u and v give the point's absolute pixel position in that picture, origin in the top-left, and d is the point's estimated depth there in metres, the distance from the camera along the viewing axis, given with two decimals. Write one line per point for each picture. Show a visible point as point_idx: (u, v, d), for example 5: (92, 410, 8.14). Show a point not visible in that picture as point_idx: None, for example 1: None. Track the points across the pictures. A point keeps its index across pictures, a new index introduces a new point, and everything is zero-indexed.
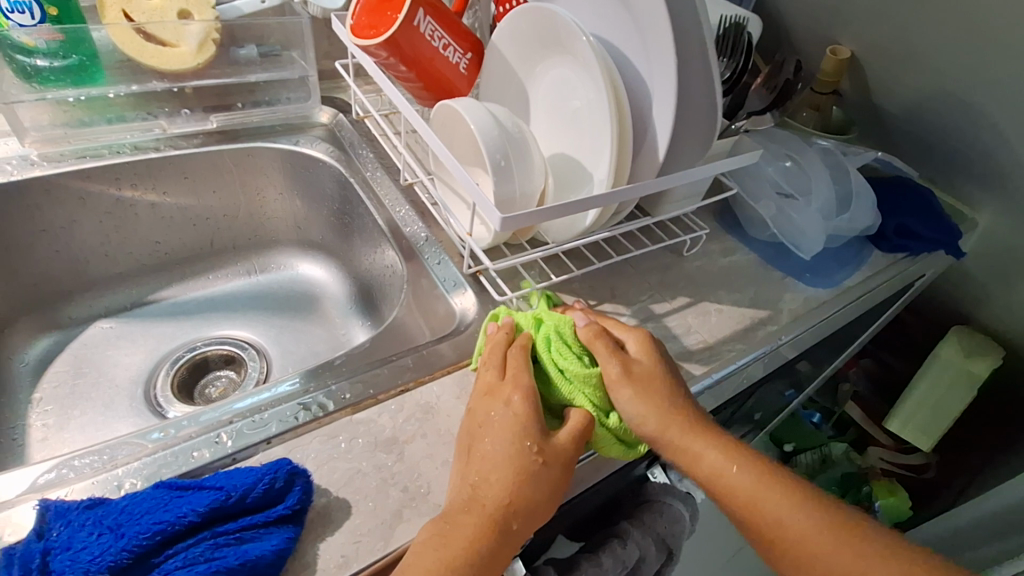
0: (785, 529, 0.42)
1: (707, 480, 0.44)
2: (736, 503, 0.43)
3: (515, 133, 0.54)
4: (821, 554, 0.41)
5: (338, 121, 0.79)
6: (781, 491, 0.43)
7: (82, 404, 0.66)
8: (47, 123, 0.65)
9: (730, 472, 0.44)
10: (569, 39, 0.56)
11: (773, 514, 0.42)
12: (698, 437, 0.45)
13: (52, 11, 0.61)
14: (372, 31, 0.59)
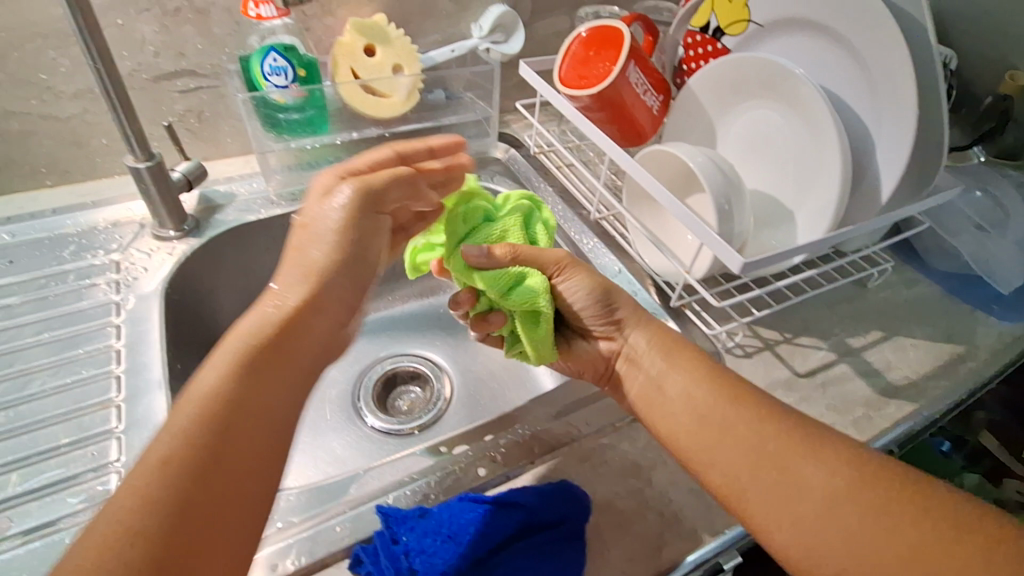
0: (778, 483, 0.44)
1: (691, 403, 0.49)
2: (688, 429, 0.48)
3: (733, 177, 0.57)
4: (729, 450, 0.46)
5: (512, 156, 0.85)
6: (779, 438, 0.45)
7: (307, 414, 0.76)
8: (281, 167, 0.74)
9: (702, 388, 0.49)
10: (787, 85, 0.59)
11: (731, 426, 0.47)
12: (672, 354, 0.52)
13: (300, 72, 0.68)
14: (584, 80, 0.63)
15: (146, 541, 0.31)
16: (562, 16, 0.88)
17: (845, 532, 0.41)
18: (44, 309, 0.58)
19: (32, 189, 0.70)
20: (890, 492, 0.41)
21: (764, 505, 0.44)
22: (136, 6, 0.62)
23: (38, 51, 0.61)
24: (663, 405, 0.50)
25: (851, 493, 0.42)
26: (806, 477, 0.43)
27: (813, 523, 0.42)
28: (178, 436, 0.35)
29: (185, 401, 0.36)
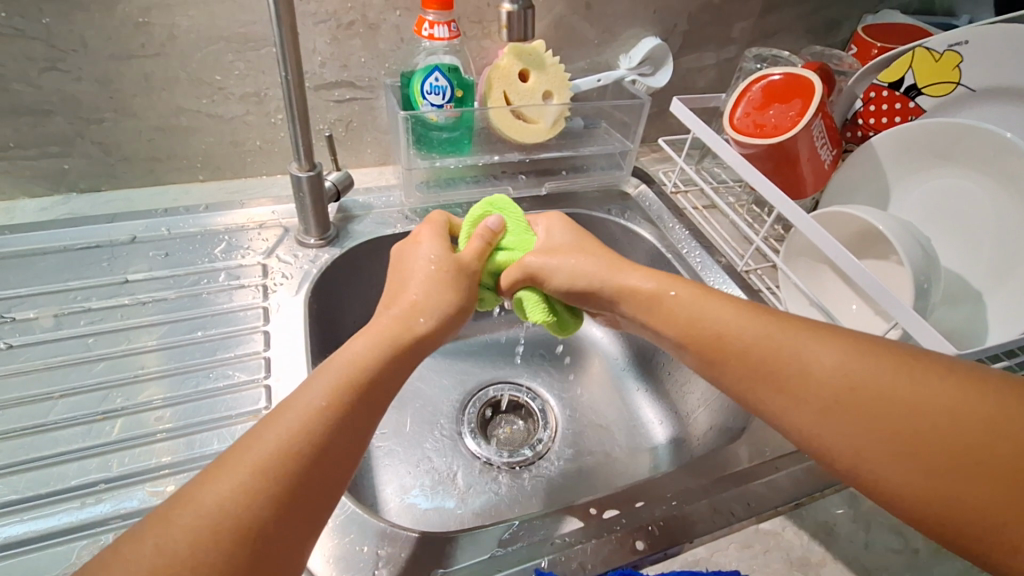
0: (818, 371, 0.41)
1: (699, 325, 0.47)
2: (713, 362, 0.46)
3: (931, 254, 0.53)
4: (747, 371, 0.44)
5: (642, 192, 0.82)
6: (796, 334, 0.44)
7: (408, 434, 0.72)
8: (420, 183, 0.74)
9: (729, 316, 0.46)
10: (1000, 158, 0.55)
11: (748, 343, 0.44)
12: (709, 292, 0.49)
13: (457, 92, 0.67)
14: (760, 130, 0.60)
15: (196, 529, 0.32)
16: (711, 53, 0.83)
17: (879, 419, 0.39)
18: (196, 307, 0.59)
19: (185, 182, 0.72)
20: (901, 371, 0.39)
21: (787, 398, 0.42)
22: (315, 17, 0.63)
23: (219, 53, 0.63)
24: (690, 318, 0.48)
25: (860, 365, 0.40)
26: (819, 361, 0.42)
27: (856, 435, 0.39)
28: (267, 443, 0.35)
29: (291, 408, 0.37)
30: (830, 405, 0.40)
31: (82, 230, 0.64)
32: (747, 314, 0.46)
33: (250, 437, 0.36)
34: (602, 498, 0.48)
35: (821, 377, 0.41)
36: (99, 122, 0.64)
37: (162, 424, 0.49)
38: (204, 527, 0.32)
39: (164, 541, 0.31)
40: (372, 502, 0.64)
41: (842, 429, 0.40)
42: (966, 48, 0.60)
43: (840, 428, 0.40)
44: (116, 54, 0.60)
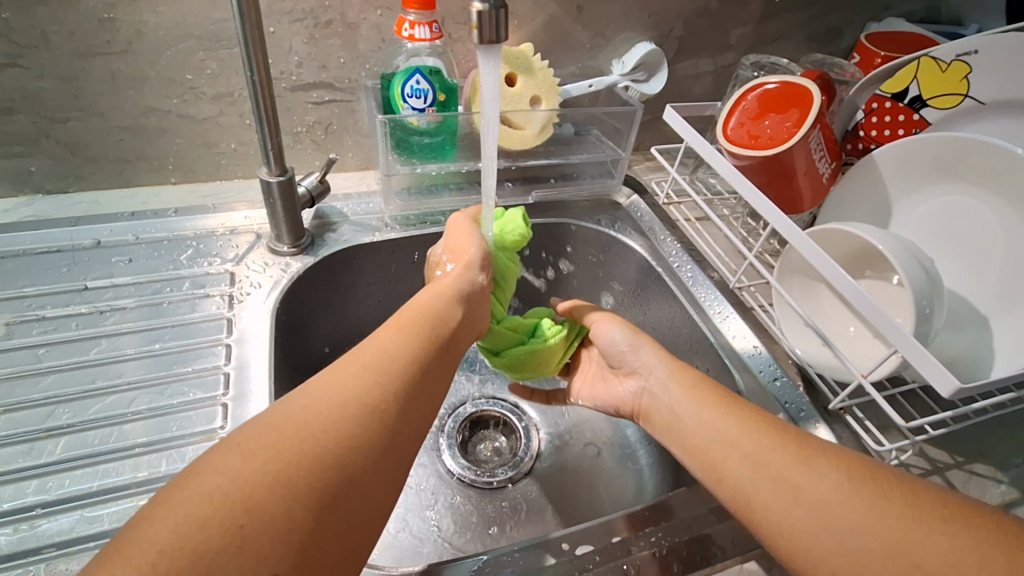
0: (804, 489, 0.38)
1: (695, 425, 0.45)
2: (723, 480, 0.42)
3: (934, 277, 0.50)
4: (772, 503, 0.39)
5: (634, 202, 0.79)
6: (787, 448, 0.41)
7: None
8: (401, 191, 0.71)
9: (728, 424, 0.43)
10: (1011, 174, 0.51)
11: (759, 460, 0.41)
12: (711, 399, 0.46)
13: (441, 96, 0.64)
14: (754, 141, 0.57)
15: (272, 442, 0.34)
16: (708, 59, 0.80)
17: (874, 553, 0.35)
18: (158, 317, 0.56)
19: (156, 184, 0.69)
20: (900, 503, 0.36)
21: (777, 524, 0.38)
22: (290, 15, 0.60)
23: (190, 51, 0.60)
24: (696, 435, 0.44)
25: (860, 497, 0.37)
26: (811, 483, 0.38)
27: (852, 569, 0.35)
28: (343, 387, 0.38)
29: (409, 308, 0.45)
30: (819, 528, 0.37)
31: (45, 233, 0.62)
32: (720, 411, 0.45)
33: (342, 380, 0.38)
34: (578, 533, 0.45)
35: (814, 508, 0.37)
36: (64, 122, 0.61)
37: (138, 437, 0.47)
38: (269, 456, 0.33)
39: (190, 504, 0.31)
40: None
41: (828, 558, 0.36)
42: (975, 58, 0.57)
43: (831, 561, 0.36)
44: (79, 51, 0.57)
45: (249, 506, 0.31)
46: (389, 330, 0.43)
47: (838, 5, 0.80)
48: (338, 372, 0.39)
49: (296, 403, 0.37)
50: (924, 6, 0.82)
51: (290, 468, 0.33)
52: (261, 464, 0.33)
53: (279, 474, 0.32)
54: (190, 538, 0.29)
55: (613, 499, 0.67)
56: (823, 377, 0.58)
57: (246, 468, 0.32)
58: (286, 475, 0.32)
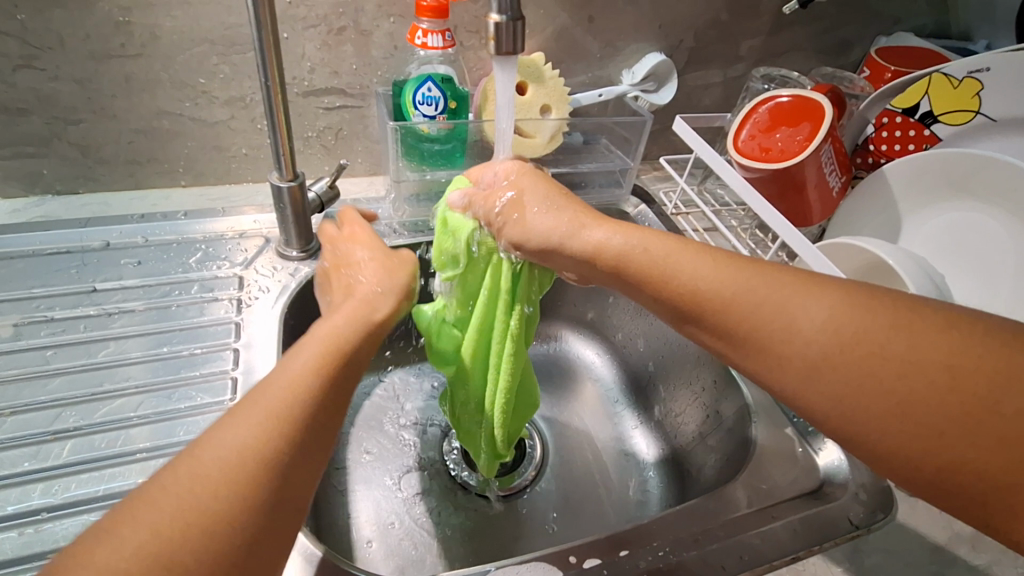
0: (786, 321, 0.37)
1: (661, 272, 0.41)
2: (709, 331, 0.40)
3: (947, 293, 0.50)
4: (755, 348, 0.38)
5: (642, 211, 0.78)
6: (759, 281, 0.39)
7: (390, 456, 0.68)
8: (411, 197, 0.71)
9: (697, 267, 0.40)
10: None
11: (735, 302, 0.38)
12: (678, 241, 0.42)
13: (452, 104, 0.65)
14: (766, 153, 0.57)
15: (173, 504, 0.30)
16: (718, 70, 0.80)
17: (861, 376, 0.34)
18: (166, 321, 0.56)
19: (166, 187, 0.69)
20: (888, 321, 0.35)
21: (762, 365, 0.37)
22: (304, 22, 0.61)
23: (204, 55, 0.60)
24: (660, 275, 0.42)
25: (846, 317, 0.36)
26: (802, 327, 0.36)
27: (844, 394, 0.35)
28: (261, 424, 0.33)
29: (309, 338, 0.39)
30: (809, 363, 0.36)
31: (56, 234, 0.62)
32: (685, 250, 0.42)
33: (235, 421, 0.33)
34: (584, 546, 0.45)
35: (800, 341, 0.36)
36: (77, 123, 0.61)
37: (146, 441, 0.47)
38: (172, 523, 0.29)
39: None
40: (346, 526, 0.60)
41: (815, 387, 0.35)
42: (987, 75, 0.56)
43: (820, 390, 0.35)
44: (94, 53, 0.57)
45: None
46: (307, 360, 0.37)
47: (847, 18, 0.80)
48: (240, 416, 0.33)
49: (190, 453, 0.32)
50: (933, 19, 0.82)
51: (194, 530, 0.29)
52: (156, 524, 0.29)
53: (182, 534, 0.29)
54: None
55: (616, 510, 0.67)
56: None
57: (136, 534, 0.29)
58: (190, 533, 0.29)
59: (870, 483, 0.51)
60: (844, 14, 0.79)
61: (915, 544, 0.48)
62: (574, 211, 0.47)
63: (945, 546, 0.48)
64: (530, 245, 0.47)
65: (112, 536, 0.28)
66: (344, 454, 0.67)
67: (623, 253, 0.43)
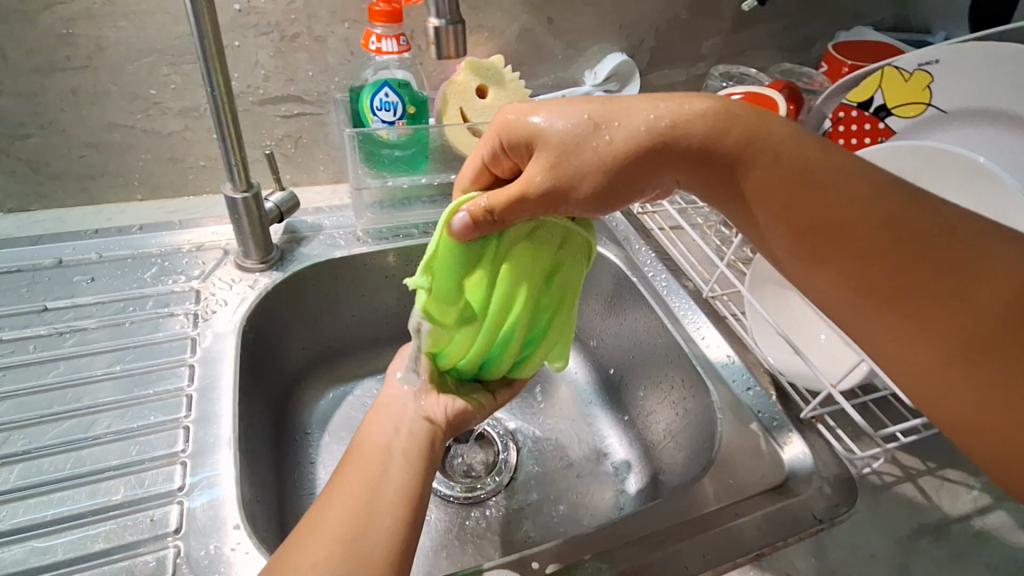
0: (958, 292, 0.35)
1: (803, 208, 0.38)
2: (846, 274, 0.37)
3: None
4: (899, 308, 0.37)
5: (610, 212, 0.78)
6: (928, 235, 0.36)
7: None
8: (374, 204, 0.70)
9: (860, 203, 0.37)
10: (976, 190, 0.52)
11: (896, 252, 0.36)
12: (831, 154, 0.38)
13: (411, 108, 0.64)
14: None
15: (337, 526, 0.37)
16: (681, 70, 0.80)
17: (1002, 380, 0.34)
18: (120, 338, 0.55)
19: (121, 201, 0.68)
20: None
21: (901, 331, 0.37)
22: (256, 29, 0.60)
23: (153, 66, 0.59)
24: (802, 212, 0.38)
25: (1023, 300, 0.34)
26: (974, 297, 0.35)
27: (985, 386, 0.35)
28: (377, 468, 0.41)
29: (360, 434, 0.45)
30: (974, 346, 0.35)
31: (7, 252, 0.61)
32: (844, 172, 0.38)
33: (354, 466, 0.41)
34: (549, 549, 0.45)
35: (967, 316, 0.35)
36: (24, 139, 0.60)
37: (94, 463, 0.46)
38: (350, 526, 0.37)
39: None
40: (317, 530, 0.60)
41: (957, 365, 0.36)
42: (937, 67, 0.57)
43: (960, 378, 0.36)
44: (38, 67, 0.56)
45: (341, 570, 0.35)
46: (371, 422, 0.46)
47: (807, 15, 0.81)
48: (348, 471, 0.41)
49: (327, 503, 0.39)
50: (893, 14, 0.84)
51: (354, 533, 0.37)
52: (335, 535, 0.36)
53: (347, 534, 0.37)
54: None
55: (592, 506, 0.66)
56: (795, 384, 0.59)
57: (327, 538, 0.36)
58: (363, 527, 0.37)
59: (833, 476, 0.52)
60: (804, 11, 0.80)
61: (875, 535, 0.48)
62: (658, 108, 0.39)
63: (908, 537, 0.48)
64: (590, 193, 0.40)
65: (303, 554, 0.35)
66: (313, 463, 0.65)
67: (744, 171, 0.38)
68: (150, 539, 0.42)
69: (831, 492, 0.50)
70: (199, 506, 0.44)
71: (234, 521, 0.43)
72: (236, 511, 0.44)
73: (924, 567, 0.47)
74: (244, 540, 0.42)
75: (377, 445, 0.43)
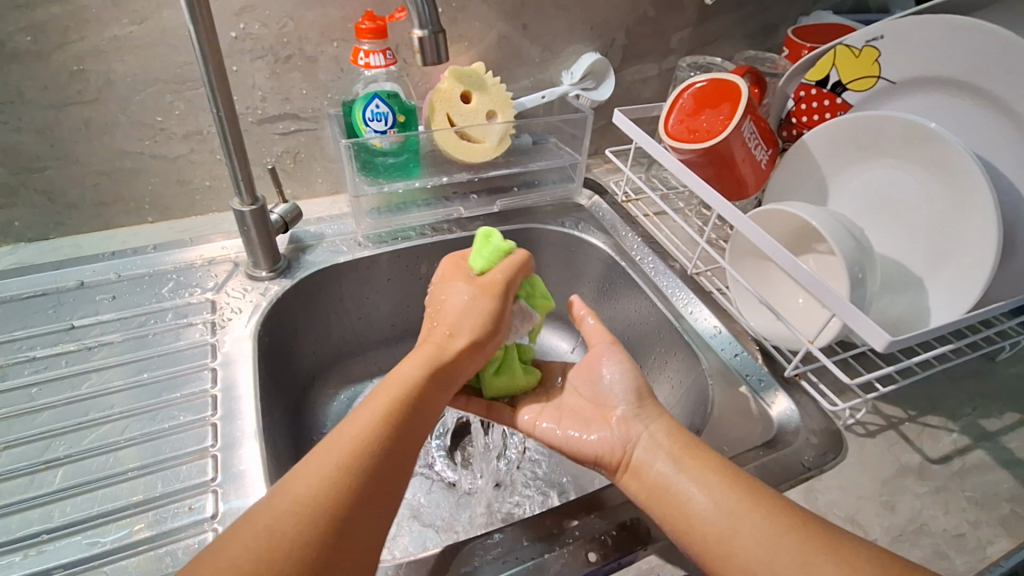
0: (728, 538, 0.40)
1: (658, 477, 0.45)
2: (671, 505, 0.44)
3: (865, 245, 0.55)
4: (694, 536, 0.42)
5: (596, 203, 0.82)
6: (739, 497, 0.42)
7: None
8: (372, 210, 0.74)
9: (696, 486, 0.43)
10: (929, 149, 0.56)
11: (699, 507, 0.42)
12: (683, 451, 0.46)
13: (400, 118, 0.68)
14: (693, 135, 0.61)
15: (316, 474, 0.38)
16: (653, 64, 0.85)
17: (777, 567, 0.39)
18: (145, 348, 0.59)
19: (134, 224, 0.72)
20: (823, 548, 0.39)
21: (700, 531, 0.41)
22: (252, 54, 0.64)
23: (158, 95, 0.63)
24: (641, 477, 0.46)
25: (785, 537, 0.40)
26: (741, 534, 0.40)
27: (756, 571, 0.39)
28: (378, 425, 0.42)
29: (397, 368, 0.47)
30: (738, 553, 0.40)
31: (30, 279, 0.64)
32: (684, 466, 0.45)
33: (369, 404, 0.44)
34: (558, 510, 0.48)
35: (735, 543, 0.40)
36: (41, 171, 0.64)
37: (132, 462, 0.49)
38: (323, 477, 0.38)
39: (238, 546, 0.34)
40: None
41: (732, 555, 0.40)
42: (882, 42, 0.62)
43: (743, 561, 0.40)
44: (52, 103, 0.60)
45: (303, 523, 0.36)
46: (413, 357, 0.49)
47: (767, 4, 0.85)
48: (363, 413, 0.43)
49: (331, 437, 0.41)
50: None
51: (330, 490, 0.37)
52: (307, 484, 0.38)
53: (314, 492, 0.37)
54: (253, 554, 0.34)
55: (595, 478, 0.68)
56: (779, 348, 0.62)
57: (306, 486, 0.37)
58: (332, 486, 0.38)
59: (820, 428, 0.55)
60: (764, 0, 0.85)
61: (863, 478, 0.52)
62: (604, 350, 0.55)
63: (894, 478, 0.52)
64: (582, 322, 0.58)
65: (278, 498, 0.37)
66: None
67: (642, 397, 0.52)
68: (191, 524, 0.45)
69: (819, 443, 0.54)
70: (232, 493, 0.47)
71: None
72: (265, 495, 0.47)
73: (911, 503, 0.50)
74: None
75: (401, 390, 0.45)
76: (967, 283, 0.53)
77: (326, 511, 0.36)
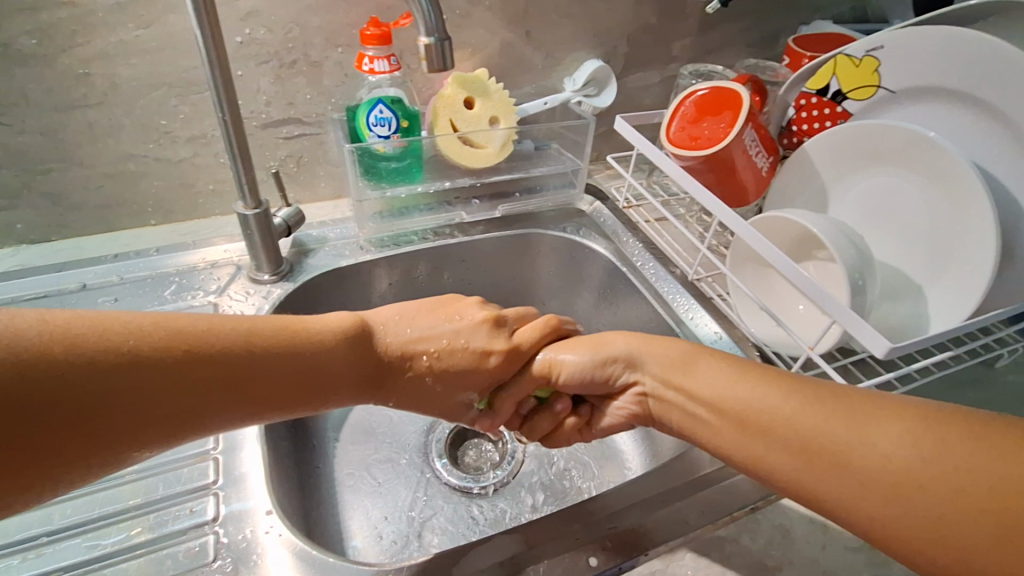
0: (785, 427, 0.41)
1: (705, 394, 0.46)
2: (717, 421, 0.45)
3: (865, 252, 0.55)
4: (745, 434, 0.43)
5: (597, 209, 0.83)
6: (790, 392, 0.43)
7: (377, 461, 0.69)
8: (374, 215, 0.74)
9: (742, 389, 0.44)
10: (928, 156, 0.57)
11: (751, 410, 0.43)
12: (734, 366, 0.46)
13: (404, 123, 0.69)
14: (695, 142, 0.62)
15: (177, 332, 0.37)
16: (655, 71, 0.86)
17: (838, 444, 0.39)
18: None
19: (136, 227, 0.72)
20: (895, 417, 0.38)
21: (756, 434, 0.42)
22: (257, 58, 0.65)
23: (163, 98, 0.64)
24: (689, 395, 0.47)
25: (846, 419, 0.39)
26: (802, 425, 0.40)
27: (814, 456, 0.39)
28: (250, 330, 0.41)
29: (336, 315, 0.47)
30: (793, 441, 0.40)
31: (33, 281, 0.64)
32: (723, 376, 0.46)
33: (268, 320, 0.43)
34: (559, 515, 0.48)
35: (795, 433, 0.41)
36: (45, 173, 0.64)
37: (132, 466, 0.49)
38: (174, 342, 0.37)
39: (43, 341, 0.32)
40: (333, 519, 0.62)
41: (787, 450, 0.41)
42: (882, 52, 0.63)
43: (798, 451, 0.40)
44: (58, 105, 0.60)
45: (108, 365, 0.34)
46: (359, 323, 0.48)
47: (768, 14, 0.86)
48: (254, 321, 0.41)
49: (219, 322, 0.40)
50: (850, 7, 0.89)
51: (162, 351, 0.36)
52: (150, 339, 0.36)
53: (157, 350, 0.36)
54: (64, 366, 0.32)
55: (595, 483, 0.68)
56: (779, 354, 0.62)
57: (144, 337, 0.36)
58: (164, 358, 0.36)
59: None
60: (765, 10, 0.86)
61: None
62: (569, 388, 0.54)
63: None
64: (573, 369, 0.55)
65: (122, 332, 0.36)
66: (331, 462, 0.67)
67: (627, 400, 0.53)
68: (192, 527, 0.45)
69: None
70: (233, 496, 0.47)
71: (266, 507, 0.46)
72: (266, 498, 0.47)
73: None
74: (275, 523, 0.46)
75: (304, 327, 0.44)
76: (966, 291, 0.53)
77: (145, 363, 0.35)
